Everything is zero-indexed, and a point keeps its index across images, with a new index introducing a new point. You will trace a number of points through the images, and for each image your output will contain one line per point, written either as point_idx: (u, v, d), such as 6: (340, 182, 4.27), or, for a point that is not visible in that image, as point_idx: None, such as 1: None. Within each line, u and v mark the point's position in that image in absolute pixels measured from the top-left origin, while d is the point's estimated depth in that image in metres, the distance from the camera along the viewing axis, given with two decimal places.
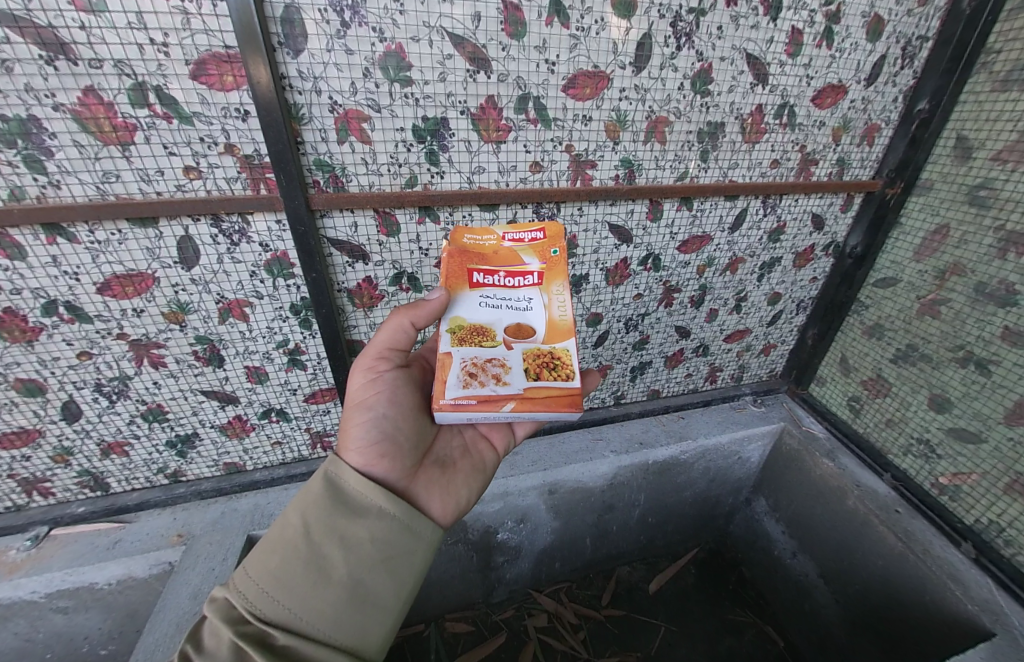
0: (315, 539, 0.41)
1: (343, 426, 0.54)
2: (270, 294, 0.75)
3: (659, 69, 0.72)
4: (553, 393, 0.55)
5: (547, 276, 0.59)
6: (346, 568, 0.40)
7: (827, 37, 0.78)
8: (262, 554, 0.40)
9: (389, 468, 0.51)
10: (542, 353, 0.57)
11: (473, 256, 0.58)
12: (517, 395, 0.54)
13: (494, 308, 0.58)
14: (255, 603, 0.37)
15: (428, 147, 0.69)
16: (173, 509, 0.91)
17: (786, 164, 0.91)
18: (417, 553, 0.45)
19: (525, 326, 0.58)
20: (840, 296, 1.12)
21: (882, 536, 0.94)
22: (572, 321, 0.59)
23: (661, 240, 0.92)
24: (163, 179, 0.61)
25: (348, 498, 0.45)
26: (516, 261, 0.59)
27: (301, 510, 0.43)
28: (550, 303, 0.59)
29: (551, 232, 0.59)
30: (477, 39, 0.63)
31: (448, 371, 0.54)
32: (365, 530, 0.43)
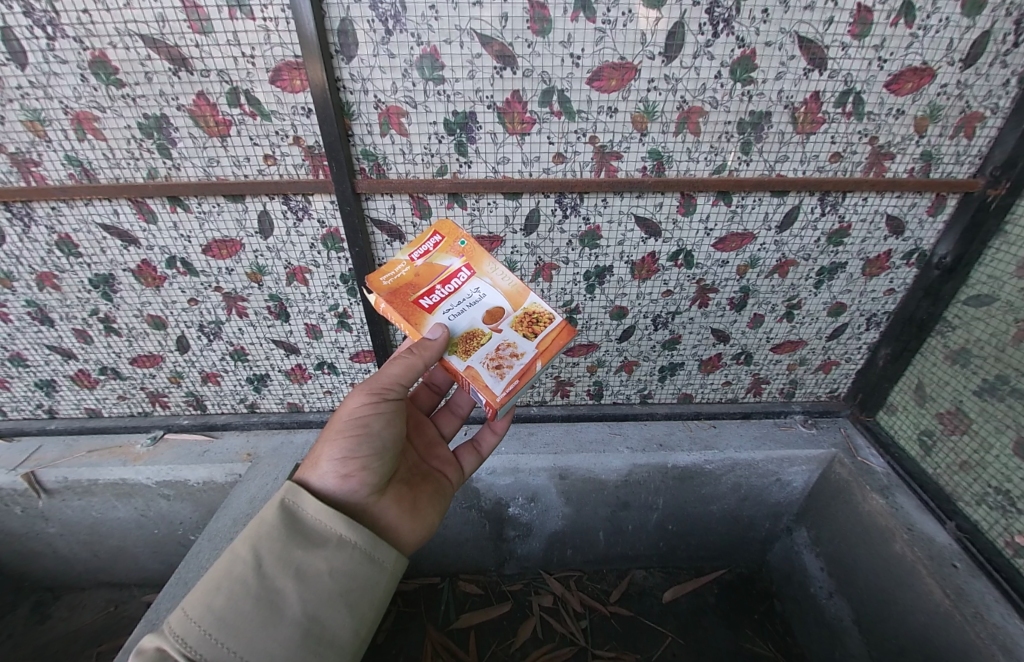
0: (267, 574, 0.48)
1: (330, 443, 0.62)
2: (326, 264, 0.89)
3: (693, 57, 0.70)
4: (553, 334, 0.66)
5: (471, 265, 0.67)
6: (299, 601, 0.47)
7: (905, 14, 0.69)
8: (205, 595, 0.44)
9: (363, 483, 0.62)
10: (520, 317, 0.65)
11: (405, 289, 0.63)
12: (535, 353, 0.63)
13: (461, 313, 0.63)
14: (199, 645, 0.41)
15: (457, 139, 0.76)
16: (247, 434, 1.13)
17: (851, 157, 0.81)
18: (368, 582, 0.54)
19: (493, 307, 0.65)
20: (922, 313, 0.97)
21: (928, 589, 0.82)
22: (516, 278, 0.68)
23: (694, 236, 0.89)
24: (249, 164, 0.76)
25: (304, 532, 0.53)
26: (440, 271, 0.66)
27: (251, 548, 0.49)
28: (493, 280, 0.67)
29: (443, 231, 0.67)
30: (504, 38, 0.68)
31: (481, 379, 0.61)
32: (321, 562, 0.51)
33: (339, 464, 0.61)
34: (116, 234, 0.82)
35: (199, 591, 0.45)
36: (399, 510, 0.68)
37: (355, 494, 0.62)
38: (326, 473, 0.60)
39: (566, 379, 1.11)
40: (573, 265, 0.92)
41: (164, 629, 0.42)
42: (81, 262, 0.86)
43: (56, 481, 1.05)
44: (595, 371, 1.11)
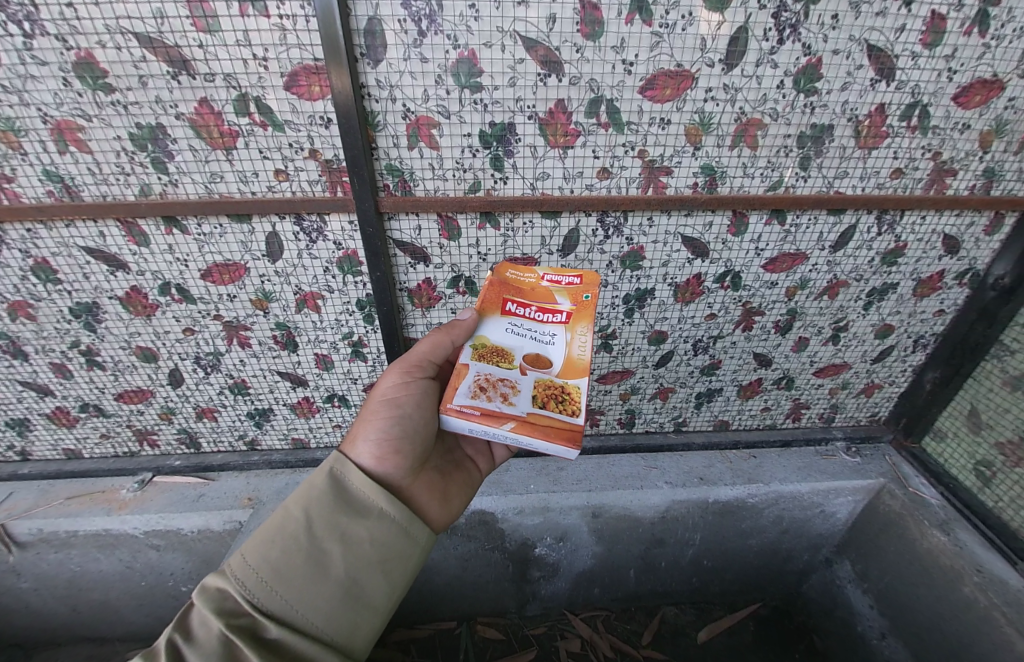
0: (315, 534, 0.46)
1: (364, 420, 0.59)
2: (341, 289, 0.80)
3: (755, 65, 0.64)
4: (554, 426, 0.54)
5: (573, 316, 0.61)
6: (344, 566, 0.45)
7: (979, 23, 0.64)
8: (260, 545, 0.44)
9: (399, 465, 0.58)
10: (554, 385, 0.57)
11: (512, 289, 0.63)
12: (518, 416, 0.53)
13: (518, 335, 0.61)
14: (251, 591, 0.41)
15: (493, 153, 0.68)
16: (247, 473, 1.02)
17: (913, 174, 0.76)
18: (409, 556, 0.50)
19: (543, 357, 0.60)
20: (976, 336, 0.91)
21: (1008, 640, 0.75)
22: (589, 363, 0.59)
23: (743, 256, 0.82)
24: (257, 180, 0.68)
25: (350, 497, 0.50)
26: (548, 300, 0.62)
27: (302, 504, 0.47)
28: (571, 340, 0.60)
29: (585, 280, 0.63)
30: (550, 42, 0.61)
31: (461, 380, 0.57)
32: (364, 532, 0.48)
33: (374, 444, 0.57)
34: (102, 257, 0.72)
35: (254, 540, 0.44)
36: (431, 493, 0.60)
37: (391, 474, 0.57)
38: (361, 450, 0.56)
39: (597, 407, 1.04)
40: (612, 288, 0.84)
41: (225, 570, 0.42)
42: (61, 290, 0.75)
43: (28, 533, 0.93)
44: (628, 398, 1.03)
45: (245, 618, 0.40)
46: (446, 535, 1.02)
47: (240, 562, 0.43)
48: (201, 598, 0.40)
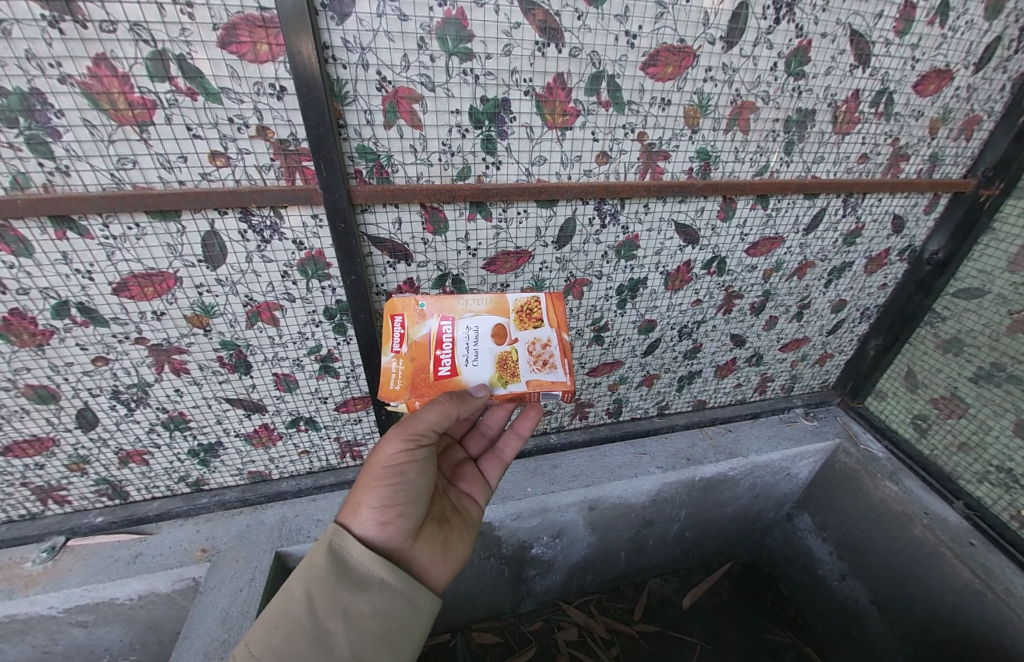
0: (318, 615, 0.45)
1: (362, 483, 0.53)
2: (304, 297, 0.67)
3: (753, 45, 0.63)
4: (546, 305, 0.60)
5: (444, 311, 0.57)
6: (348, 645, 0.44)
7: (942, 13, 0.68)
8: (262, 633, 0.42)
9: (401, 528, 0.54)
10: (518, 310, 0.58)
11: (422, 374, 0.53)
12: (556, 329, 0.58)
13: (479, 355, 0.55)
14: None
15: (485, 133, 0.60)
16: (195, 520, 0.86)
17: (876, 159, 0.80)
18: (414, 626, 0.49)
19: (496, 328, 0.56)
20: (913, 306, 1.00)
21: (955, 570, 0.86)
22: (490, 292, 0.59)
23: (729, 242, 0.83)
24: (186, 167, 0.53)
25: (351, 573, 0.48)
26: (427, 343, 0.55)
27: (303, 583, 0.46)
28: (473, 310, 0.57)
29: (399, 307, 0.56)
30: (550, 5, 0.54)
31: (543, 381, 0.53)
32: (367, 606, 0.47)
33: (377, 512, 0.52)
34: None
35: (258, 627, 0.43)
36: (435, 550, 0.56)
37: (392, 540, 0.53)
38: (364, 519, 0.52)
39: (587, 400, 1.01)
40: (606, 279, 0.80)
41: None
42: None
43: None
44: (616, 388, 1.01)
45: None
46: None
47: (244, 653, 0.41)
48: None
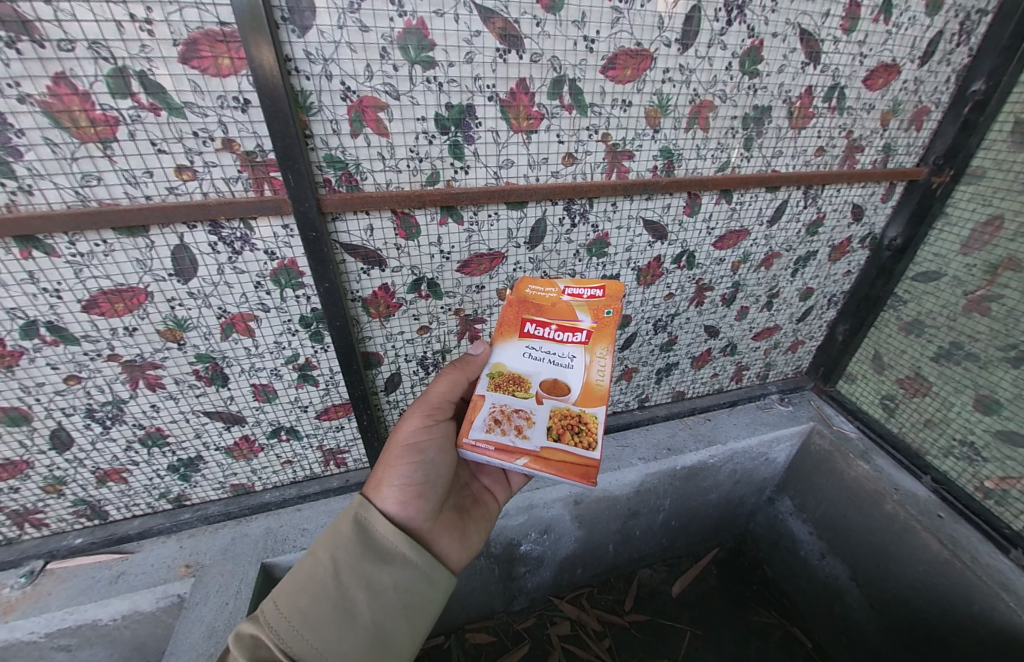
0: (343, 580, 0.46)
1: (386, 461, 0.57)
2: (278, 306, 0.68)
3: (707, 46, 0.66)
4: (569, 460, 0.53)
5: (594, 336, 0.59)
6: (370, 612, 0.45)
7: (885, 10, 0.71)
8: (290, 591, 0.44)
9: (421, 509, 0.56)
10: (570, 414, 0.56)
11: (531, 307, 0.61)
12: (532, 452, 0.52)
13: (536, 360, 0.59)
14: (285, 638, 0.40)
15: (451, 139, 0.62)
16: (178, 536, 0.85)
17: (832, 151, 0.83)
18: (432, 601, 0.51)
19: (560, 383, 0.58)
20: (875, 291, 1.04)
21: (925, 542, 0.88)
22: (607, 390, 0.57)
23: (696, 236, 0.85)
24: (152, 182, 0.53)
25: (375, 544, 0.50)
26: (569, 319, 0.60)
27: (328, 550, 0.48)
28: (590, 364, 0.58)
29: (609, 291, 0.60)
30: (508, 13, 0.56)
31: (477, 412, 0.56)
32: (389, 578, 0.48)
33: (398, 490, 0.55)
34: None
35: (286, 586, 0.44)
36: (454, 535, 0.58)
37: (413, 519, 0.55)
38: (386, 495, 0.55)
39: None
40: (579, 277, 0.82)
41: (257, 616, 0.41)
42: None
43: None
44: None
45: None
46: None
47: (271, 609, 0.42)
48: (233, 646, 0.39)
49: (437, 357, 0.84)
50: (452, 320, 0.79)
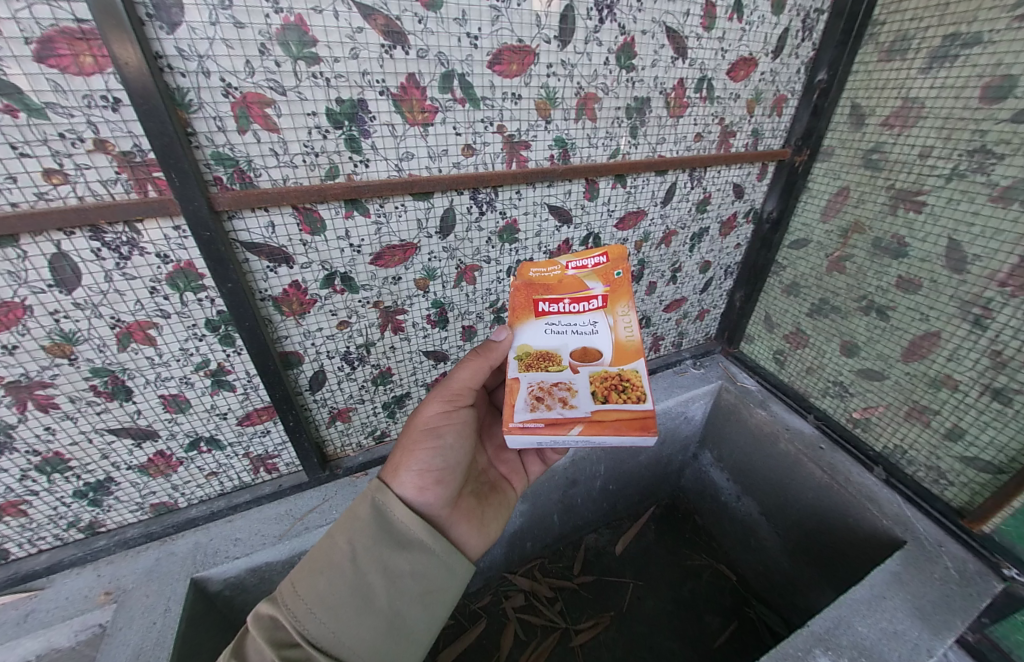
0: (359, 565, 0.48)
1: (406, 446, 0.61)
2: (179, 311, 0.66)
3: (584, 43, 0.72)
4: (623, 417, 0.57)
5: (610, 298, 0.63)
6: (386, 597, 0.48)
7: (737, 10, 0.81)
8: (307, 575, 0.47)
9: (438, 494, 0.60)
10: (610, 375, 0.60)
11: (539, 287, 0.63)
12: (584, 418, 0.56)
13: (559, 334, 0.63)
14: (302, 621, 0.44)
15: (347, 133, 0.63)
16: (95, 565, 0.80)
17: (709, 137, 0.94)
18: (447, 587, 0.53)
19: (590, 350, 0.62)
20: (761, 260, 1.18)
21: (811, 471, 1.02)
22: (638, 341, 0.62)
23: (599, 218, 0.92)
24: (17, 187, 0.50)
25: (393, 531, 0.52)
26: (581, 288, 0.63)
27: (346, 534, 0.50)
28: (615, 325, 0.63)
29: (612, 254, 0.63)
30: (389, 10, 0.58)
31: (515, 396, 0.60)
32: (406, 564, 0.51)
33: (417, 476, 0.59)
34: None
35: (304, 569, 0.47)
36: (470, 520, 0.62)
37: (429, 504, 0.59)
38: (404, 481, 0.58)
39: None
40: (494, 263, 0.87)
41: (278, 597, 0.45)
42: None
43: None
44: None
45: (295, 648, 0.42)
46: None
47: (291, 590, 0.46)
48: (253, 625, 0.43)
49: (361, 351, 0.85)
50: (372, 313, 0.81)
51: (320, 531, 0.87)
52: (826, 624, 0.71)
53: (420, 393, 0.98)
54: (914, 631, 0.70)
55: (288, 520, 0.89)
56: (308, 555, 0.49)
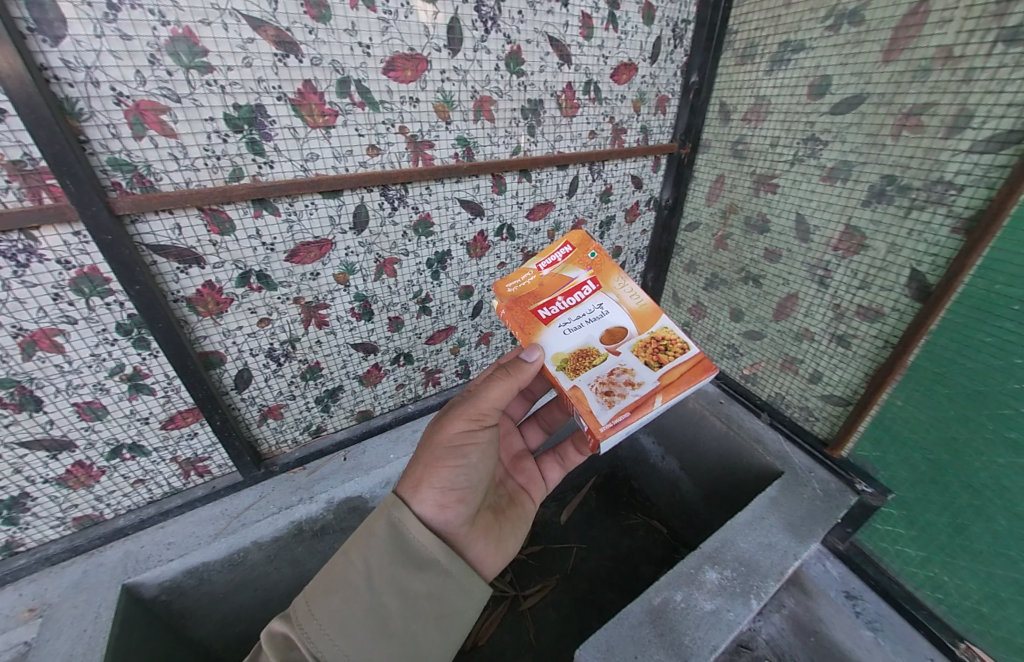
0: (372, 585, 0.52)
1: (429, 463, 0.61)
2: (87, 316, 0.67)
3: (473, 51, 0.79)
4: (685, 368, 0.64)
5: (598, 281, 0.72)
6: (396, 615, 0.52)
7: (612, 21, 0.92)
8: (320, 594, 0.52)
9: (457, 513, 0.62)
10: (646, 341, 0.67)
11: (527, 298, 0.68)
12: (657, 387, 0.62)
13: (577, 329, 0.67)
14: (315, 639, 0.48)
15: (247, 137, 0.67)
16: (15, 585, 0.79)
17: (602, 134, 1.05)
18: (459, 606, 0.57)
19: (613, 328, 0.68)
20: (664, 243, 1.33)
21: (712, 423, 1.18)
22: (642, 300, 0.71)
23: (510, 210, 1.01)
24: None
25: (409, 553, 0.55)
26: (565, 285, 0.71)
27: (362, 554, 0.54)
28: (621, 298, 0.71)
29: (572, 242, 0.75)
30: (278, 22, 0.63)
31: (586, 403, 0.61)
32: (419, 585, 0.54)
33: (438, 494, 0.60)
34: None
35: (318, 588, 0.52)
36: (486, 538, 0.65)
37: (448, 523, 0.61)
38: (425, 499, 0.59)
39: (434, 367, 1.14)
40: (413, 255, 0.93)
41: (292, 613, 0.51)
42: None
43: None
44: (458, 351, 1.16)
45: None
46: (318, 536, 1.01)
47: (305, 607, 0.51)
48: (268, 640, 0.48)
49: (286, 347, 0.88)
50: (294, 309, 0.84)
51: (258, 525, 0.91)
52: (714, 545, 0.84)
53: (353, 386, 1.02)
54: (784, 541, 0.84)
55: (223, 519, 0.92)
56: (322, 573, 0.53)
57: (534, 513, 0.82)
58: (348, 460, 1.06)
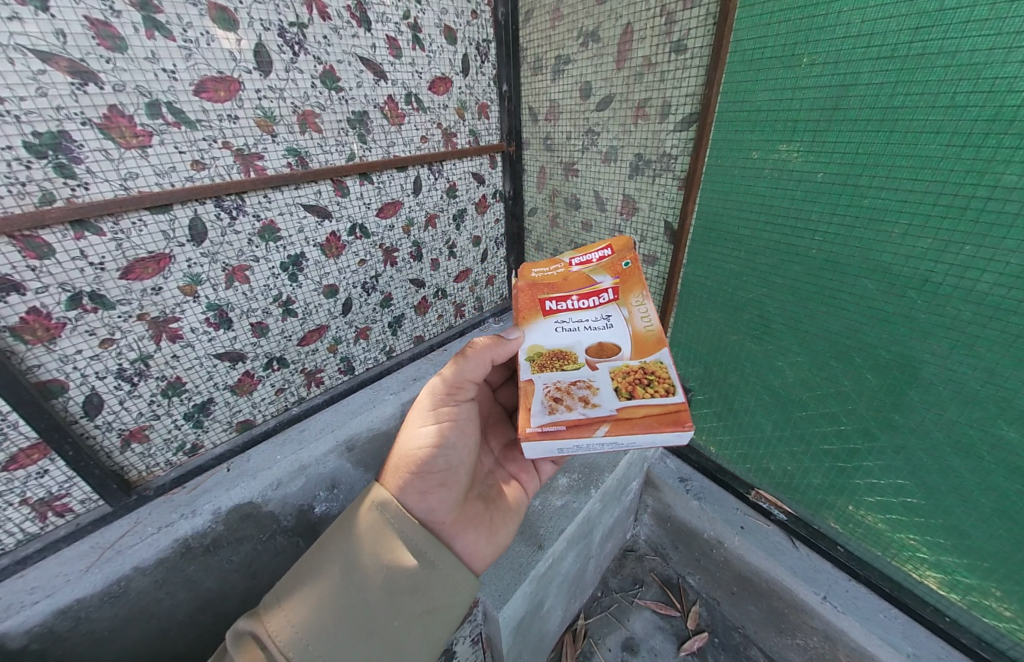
0: (351, 580, 0.54)
1: (408, 449, 0.68)
2: None
3: (285, 71, 0.89)
4: (653, 413, 0.60)
5: (620, 291, 0.76)
6: (377, 610, 0.53)
7: (417, 43, 1.09)
8: (293, 592, 0.53)
9: (439, 499, 0.65)
10: (632, 372, 0.66)
11: (542, 288, 0.79)
12: (610, 417, 0.61)
13: (571, 332, 0.74)
14: (289, 636, 0.49)
15: (54, 161, 0.70)
16: None
17: (433, 138, 1.21)
18: (444, 602, 0.58)
19: (604, 346, 0.71)
20: (515, 229, 1.54)
21: None
22: (652, 323, 0.72)
23: (359, 210, 1.12)
24: None
25: (391, 545, 0.58)
26: (585, 286, 0.78)
27: (341, 549, 0.56)
28: (631, 316, 0.74)
29: (615, 246, 0.81)
30: (70, 54, 0.67)
31: (530, 399, 0.66)
32: (402, 578, 0.56)
33: (418, 482, 0.64)
34: None
35: (293, 587, 0.53)
36: (470, 525, 0.68)
37: (431, 511, 0.64)
38: (406, 488, 0.64)
39: (314, 367, 1.20)
40: (264, 261, 0.99)
41: (263, 614, 0.51)
42: None
43: None
44: (337, 348, 1.23)
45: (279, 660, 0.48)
46: (211, 551, 1.02)
47: (276, 606, 0.52)
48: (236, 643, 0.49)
49: (138, 365, 0.89)
50: (139, 326, 0.86)
51: (136, 549, 0.92)
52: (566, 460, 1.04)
53: (226, 396, 1.05)
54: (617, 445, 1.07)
55: (95, 551, 0.91)
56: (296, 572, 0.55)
57: (525, 499, 0.82)
58: (232, 470, 1.09)
